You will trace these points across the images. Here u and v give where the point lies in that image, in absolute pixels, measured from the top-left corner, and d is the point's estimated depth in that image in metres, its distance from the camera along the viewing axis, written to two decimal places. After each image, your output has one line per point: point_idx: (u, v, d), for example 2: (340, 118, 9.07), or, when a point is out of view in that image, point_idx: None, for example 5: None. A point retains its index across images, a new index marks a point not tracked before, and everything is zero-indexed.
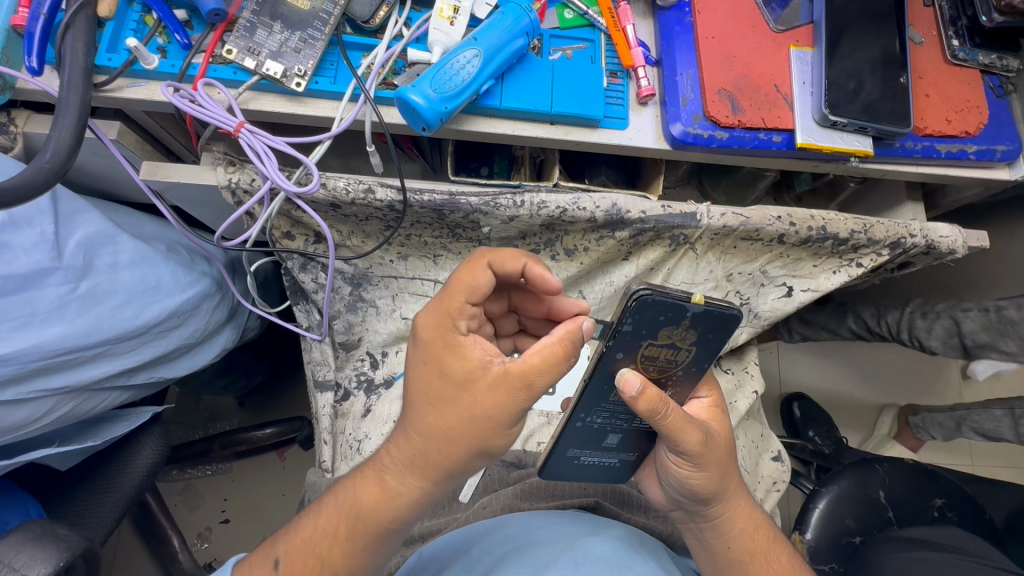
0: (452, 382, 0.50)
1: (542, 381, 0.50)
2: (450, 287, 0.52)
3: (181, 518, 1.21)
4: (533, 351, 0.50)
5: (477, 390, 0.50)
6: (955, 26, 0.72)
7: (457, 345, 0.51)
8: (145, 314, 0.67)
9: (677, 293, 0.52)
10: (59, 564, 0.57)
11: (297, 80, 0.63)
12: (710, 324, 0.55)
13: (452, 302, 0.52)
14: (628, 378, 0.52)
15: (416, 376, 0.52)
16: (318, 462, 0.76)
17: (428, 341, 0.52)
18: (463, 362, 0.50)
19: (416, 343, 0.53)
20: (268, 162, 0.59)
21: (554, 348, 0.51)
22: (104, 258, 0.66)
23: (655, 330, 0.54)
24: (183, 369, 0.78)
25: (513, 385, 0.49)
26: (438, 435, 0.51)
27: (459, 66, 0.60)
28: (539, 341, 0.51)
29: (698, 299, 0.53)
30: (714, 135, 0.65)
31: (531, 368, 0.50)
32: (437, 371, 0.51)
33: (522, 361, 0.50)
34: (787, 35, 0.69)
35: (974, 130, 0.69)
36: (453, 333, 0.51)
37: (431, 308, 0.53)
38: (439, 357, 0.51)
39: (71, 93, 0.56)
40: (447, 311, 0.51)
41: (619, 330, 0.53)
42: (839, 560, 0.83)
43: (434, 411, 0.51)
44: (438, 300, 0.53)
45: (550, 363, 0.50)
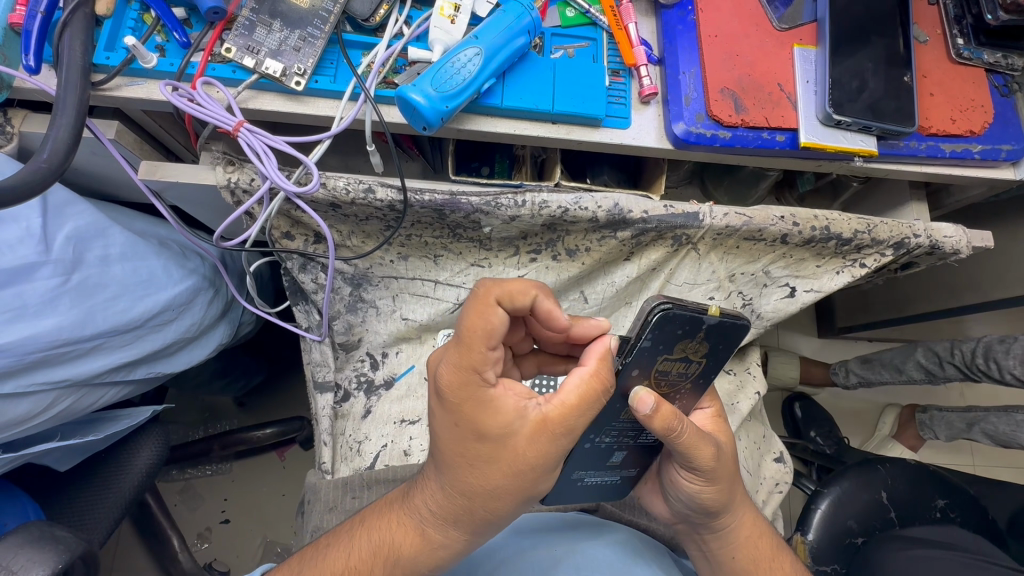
0: (489, 439, 0.48)
1: (581, 422, 0.49)
2: (463, 337, 0.46)
3: (181, 518, 1.21)
4: (569, 391, 0.49)
5: (515, 442, 0.48)
6: (960, 24, 0.71)
7: (487, 399, 0.47)
8: (138, 306, 0.67)
9: (694, 306, 0.52)
10: (57, 566, 0.57)
11: (297, 79, 0.62)
12: (726, 337, 0.55)
13: (472, 354, 0.46)
14: (643, 396, 0.50)
15: (447, 435, 0.49)
16: (318, 463, 0.76)
17: (456, 401, 0.47)
18: (496, 416, 0.48)
19: (442, 403, 0.48)
20: (268, 162, 0.59)
21: (589, 384, 0.49)
22: (95, 251, 0.65)
23: (671, 345, 0.53)
24: (183, 363, 0.77)
25: (554, 431, 0.49)
26: (478, 486, 0.50)
27: (460, 65, 0.59)
28: (574, 378, 0.50)
29: (714, 312, 0.52)
30: (717, 135, 0.65)
31: (566, 409, 0.49)
32: (471, 430, 0.48)
33: (560, 403, 0.49)
34: (791, 33, 0.69)
35: (978, 130, 0.68)
36: (482, 388, 0.47)
37: (449, 361, 0.47)
38: (471, 415, 0.47)
39: (68, 91, 0.55)
40: (470, 364, 0.46)
41: (638, 345, 0.52)
42: (841, 562, 0.83)
43: (475, 469, 0.49)
44: (455, 351, 0.47)
45: (587, 401, 0.49)
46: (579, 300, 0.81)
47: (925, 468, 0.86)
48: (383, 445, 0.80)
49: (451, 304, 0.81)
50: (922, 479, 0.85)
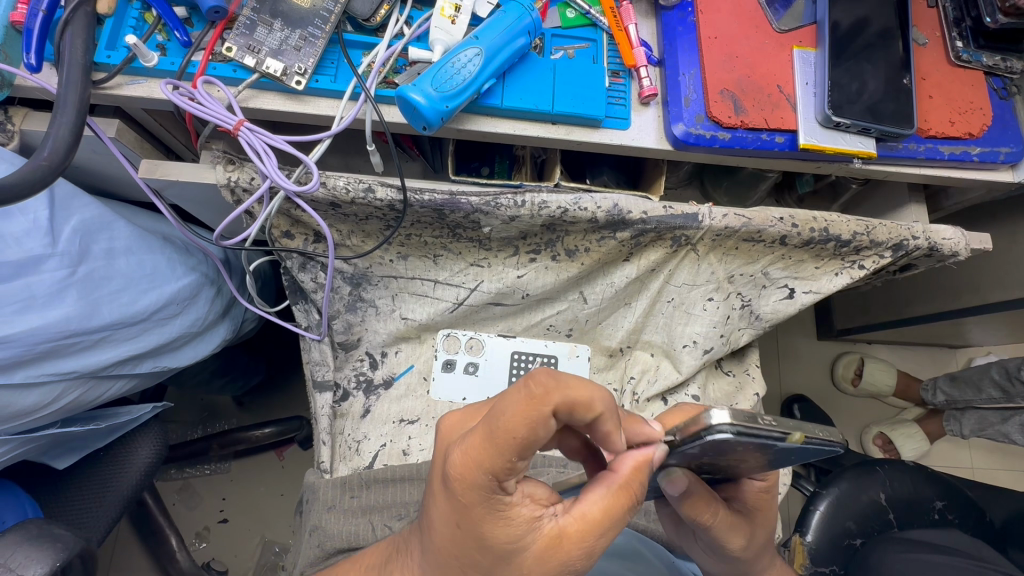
0: (492, 554, 0.45)
1: (600, 541, 0.46)
2: (497, 437, 0.41)
3: (180, 516, 1.20)
4: (594, 503, 0.46)
5: (523, 560, 0.45)
6: (959, 27, 0.71)
7: (503, 507, 0.44)
8: (143, 300, 0.67)
9: (771, 433, 0.41)
10: (55, 564, 0.57)
11: (298, 78, 0.62)
12: (801, 452, 0.46)
13: (495, 463, 0.42)
14: (676, 479, 0.53)
15: (445, 529, 0.46)
16: (317, 462, 0.76)
17: (464, 501, 0.44)
18: (507, 528, 0.45)
19: (450, 496, 0.45)
20: (268, 161, 0.59)
21: (613, 496, 0.46)
22: (101, 244, 0.66)
23: (726, 451, 0.46)
24: (187, 358, 0.77)
25: (569, 552, 0.45)
26: None
27: (460, 65, 0.59)
28: (599, 489, 0.46)
29: (796, 440, 0.42)
30: (717, 136, 0.65)
31: (589, 525, 0.45)
32: (474, 539, 0.45)
33: (579, 515, 0.45)
34: (790, 35, 0.69)
35: (977, 132, 0.68)
36: (498, 495, 0.44)
37: (470, 454, 0.43)
38: (479, 522, 0.44)
39: (69, 89, 0.55)
40: (490, 469, 0.42)
41: (683, 449, 0.46)
42: (840, 562, 0.83)
43: (468, 569, 0.46)
44: (478, 441, 0.43)
45: (612, 516, 0.46)
46: (578, 301, 0.81)
47: (922, 468, 0.87)
48: (382, 445, 0.80)
49: (450, 304, 0.81)
50: (920, 481, 0.86)
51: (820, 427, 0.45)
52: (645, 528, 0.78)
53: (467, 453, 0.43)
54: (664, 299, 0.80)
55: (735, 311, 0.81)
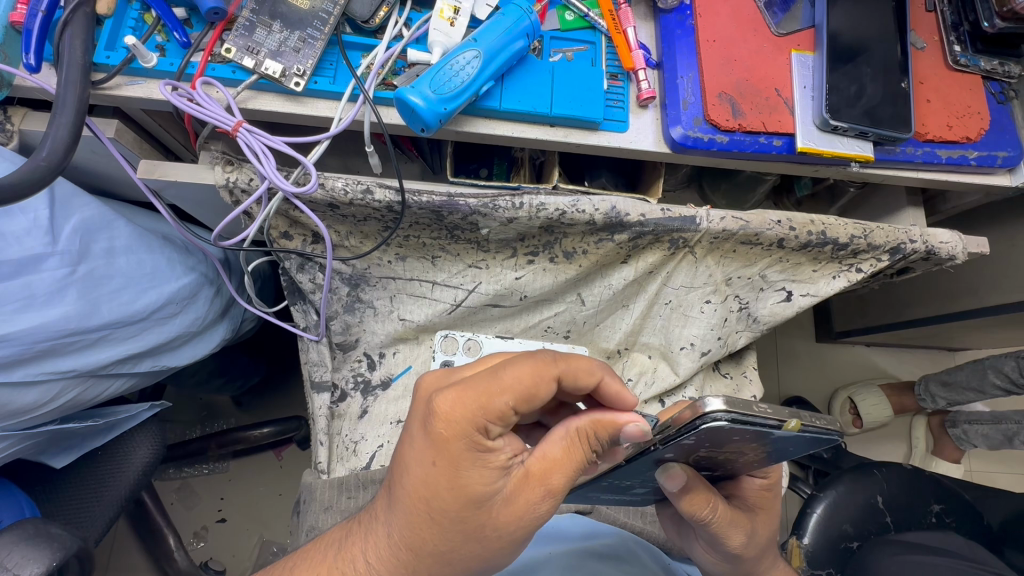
0: (465, 498, 0.45)
1: (563, 483, 0.47)
2: (501, 381, 0.45)
3: (177, 516, 1.20)
4: (554, 443, 0.47)
5: (494, 505, 0.45)
6: (957, 31, 0.71)
7: (481, 452, 0.45)
8: (143, 299, 0.68)
9: (766, 420, 0.42)
10: (52, 563, 0.57)
11: (296, 80, 0.62)
12: (797, 440, 0.47)
13: (492, 403, 0.45)
14: (675, 472, 0.53)
15: (419, 472, 0.45)
16: (314, 462, 0.77)
17: (445, 437, 0.45)
18: (482, 471, 0.45)
19: (428, 434, 0.45)
20: (266, 162, 0.59)
21: (574, 440, 0.47)
22: (101, 243, 0.66)
23: (722, 442, 0.47)
24: (186, 358, 0.77)
25: (534, 490, 0.46)
26: (430, 543, 0.46)
27: (459, 67, 0.59)
28: (560, 432, 0.48)
29: (792, 426, 0.43)
30: (714, 139, 0.65)
31: (553, 465, 0.47)
32: (449, 477, 0.44)
33: (544, 456, 0.47)
34: (789, 39, 0.69)
35: (975, 136, 0.69)
36: (480, 437, 0.45)
37: (464, 394, 0.45)
38: (457, 466, 0.45)
39: (68, 90, 0.55)
40: (483, 407, 0.45)
41: (677, 442, 0.45)
42: (836, 565, 0.83)
43: (434, 523, 0.45)
44: (480, 387, 0.45)
45: (574, 458, 0.47)
46: (576, 302, 0.81)
47: (919, 471, 0.87)
48: (380, 445, 0.80)
49: (448, 305, 0.81)
50: (917, 484, 0.86)
51: (815, 414, 0.46)
52: (642, 529, 0.79)
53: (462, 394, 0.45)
54: (662, 302, 0.80)
55: (733, 313, 0.81)
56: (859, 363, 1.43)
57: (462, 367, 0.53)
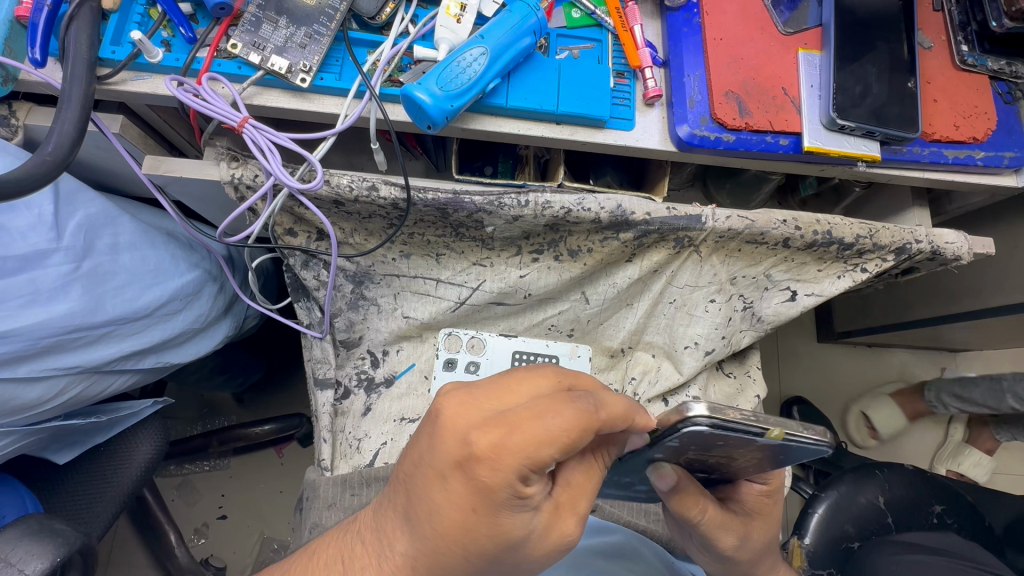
0: (502, 542, 0.44)
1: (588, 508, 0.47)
2: (551, 434, 0.41)
3: (179, 513, 1.20)
4: (576, 470, 0.47)
5: (529, 543, 0.45)
6: (965, 31, 0.71)
7: (523, 499, 0.43)
8: (146, 296, 0.68)
9: (748, 428, 0.45)
10: (56, 558, 0.57)
11: (302, 76, 0.62)
12: (789, 448, 0.48)
13: (539, 453, 0.41)
14: (665, 472, 0.56)
15: (454, 513, 0.43)
16: (317, 459, 0.77)
17: (488, 486, 0.42)
18: (519, 514, 0.44)
19: (468, 479, 0.42)
20: (272, 158, 0.59)
21: (593, 467, 0.48)
22: (105, 239, 0.66)
23: (708, 447, 0.50)
24: (189, 354, 0.77)
25: (567, 524, 0.46)
26: (462, 573, 0.45)
27: (466, 64, 0.59)
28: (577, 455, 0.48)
29: (776, 434, 0.45)
30: (721, 138, 0.65)
31: (578, 492, 0.47)
32: (489, 524, 0.43)
33: (567, 484, 0.47)
34: (796, 37, 0.69)
35: (981, 136, 0.68)
36: (524, 486, 0.42)
37: (509, 441, 0.41)
38: (494, 509, 0.43)
39: (73, 85, 0.55)
40: (530, 459, 0.41)
41: (661, 442, 0.50)
42: (837, 565, 0.83)
43: (466, 557, 0.44)
44: (527, 437, 0.41)
45: (593, 481, 0.48)
46: (580, 301, 0.81)
47: (920, 472, 0.87)
48: (383, 443, 0.80)
49: (452, 303, 0.81)
50: (918, 485, 0.86)
51: (807, 425, 0.46)
52: (645, 528, 0.78)
53: (509, 439, 0.41)
54: (666, 301, 0.80)
55: (737, 312, 0.80)
56: (861, 363, 1.43)
57: (486, 390, 0.46)
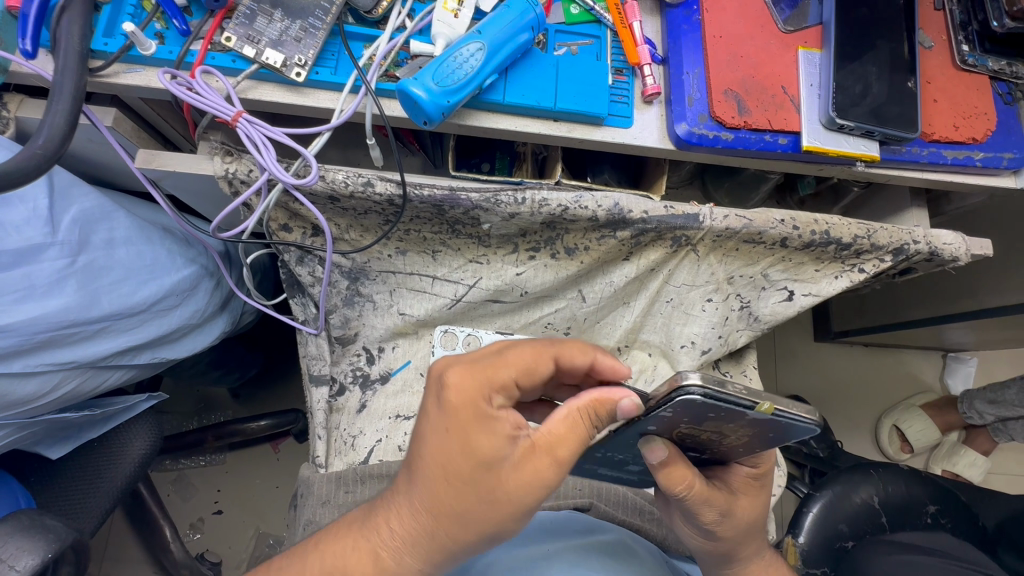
0: (475, 461, 0.47)
1: (570, 453, 0.48)
2: (507, 359, 0.50)
3: (174, 508, 1.20)
4: (557, 421, 0.48)
5: (503, 471, 0.47)
6: (966, 31, 0.71)
7: (491, 420, 0.48)
8: (142, 291, 0.67)
9: (740, 399, 0.43)
10: (48, 554, 0.57)
11: (298, 70, 0.61)
12: (774, 425, 0.47)
13: (498, 374, 0.49)
14: (656, 447, 0.54)
15: (434, 441, 0.48)
16: (312, 456, 0.76)
17: (455, 405, 0.47)
18: (490, 437, 0.47)
19: (441, 405, 0.48)
20: (266, 153, 0.58)
21: (575, 417, 0.48)
22: (101, 234, 0.65)
23: (698, 418, 0.48)
24: (186, 350, 0.76)
25: (541, 459, 0.47)
26: (449, 507, 0.47)
27: (463, 59, 0.59)
28: (560, 411, 0.49)
29: (765, 408, 0.44)
30: (720, 136, 0.64)
31: (559, 440, 0.48)
32: (461, 443, 0.47)
33: (547, 431, 0.48)
34: (796, 35, 0.68)
35: (981, 137, 0.68)
36: (488, 406, 0.48)
37: (476, 370, 0.49)
38: (463, 427, 0.47)
39: (65, 77, 0.55)
40: (489, 378, 0.49)
41: (654, 414, 0.47)
42: (831, 564, 0.83)
43: (449, 486, 0.47)
44: (489, 363, 0.50)
45: (575, 433, 0.48)
46: (576, 299, 0.81)
47: (915, 472, 0.87)
48: (378, 440, 0.80)
49: (449, 300, 0.81)
50: (912, 484, 0.86)
51: (794, 402, 0.46)
52: (640, 527, 0.78)
53: (476, 369, 0.49)
54: (663, 299, 0.80)
55: (733, 312, 0.80)
56: (858, 363, 1.43)
57: (473, 352, 0.54)
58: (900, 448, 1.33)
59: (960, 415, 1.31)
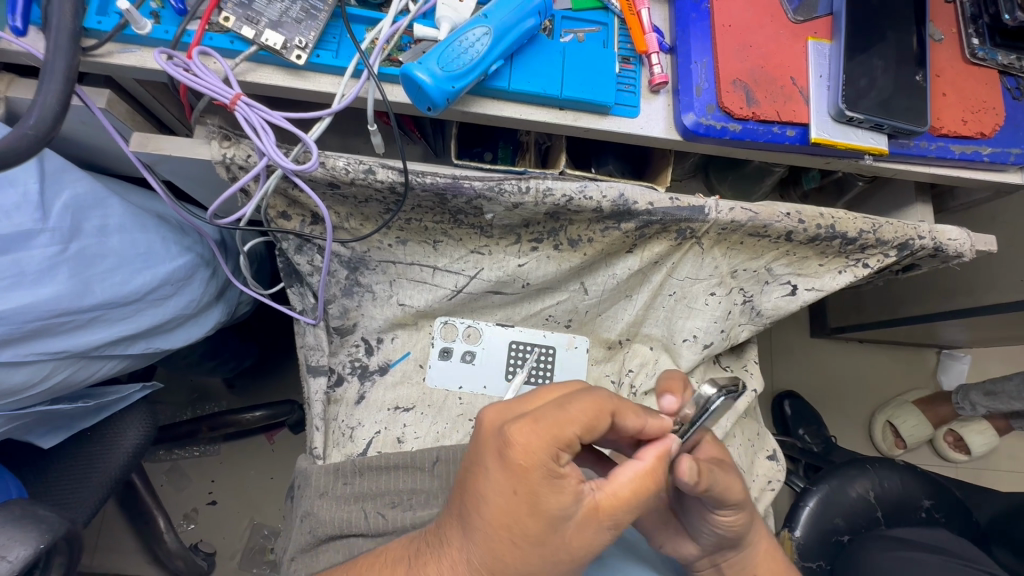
0: (544, 522, 0.45)
1: (628, 518, 0.48)
2: (571, 413, 0.46)
3: (168, 498, 1.19)
4: (622, 483, 0.47)
5: (568, 531, 0.46)
6: (976, 24, 0.70)
7: (557, 479, 0.45)
8: (137, 279, 0.66)
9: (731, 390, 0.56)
10: (40, 545, 0.56)
11: (298, 52, 0.60)
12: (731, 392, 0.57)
13: (564, 432, 0.45)
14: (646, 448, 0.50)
15: (497, 501, 0.45)
16: (310, 448, 0.75)
17: (523, 467, 0.44)
18: (558, 497, 0.45)
19: (504, 464, 0.45)
20: (265, 138, 0.57)
21: (642, 479, 0.48)
22: (94, 221, 0.63)
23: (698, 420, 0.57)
24: (181, 341, 0.75)
25: (603, 522, 0.47)
26: (512, 565, 0.46)
27: (468, 44, 0.57)
28: (627, 470, 0.48)
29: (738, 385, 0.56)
30: (727, 127, 0.63)
31: (619, 500, 0.47)
32: (529, 505, 0.44)
33: (612, 493, 0.47)
34: (806, 26, 0.67)
35: (989, 132, 0.67)
36: (556, 465, 0.45)
37: (538, 427, 0.45)
38: (533, 491, 0.44)
39: (57, 55, 0.53)
40: (555, 437, 0.45)
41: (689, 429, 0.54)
42: (827, 558, 0.84)
43: (514, 546, 0.45)
44: (552, 420, 0.45)
45: (638, 498, 0.48)
46: (579, 291, 0.80)
47: (912, 467, 0.88)
48: (376, 432, 0.79)
49: (449, 291, 0.80)
50: (909, 479, 0.86)
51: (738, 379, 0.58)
52: None
53: (540, 425, 0.45)
54: (666, 293, 0.80)
55: (736, 306, 0.80)
56: (854, 359, 1.43)
57: (523, 399, 0.51)
58: (894, 443, 1.33)
59: (952, 407, 1.31)
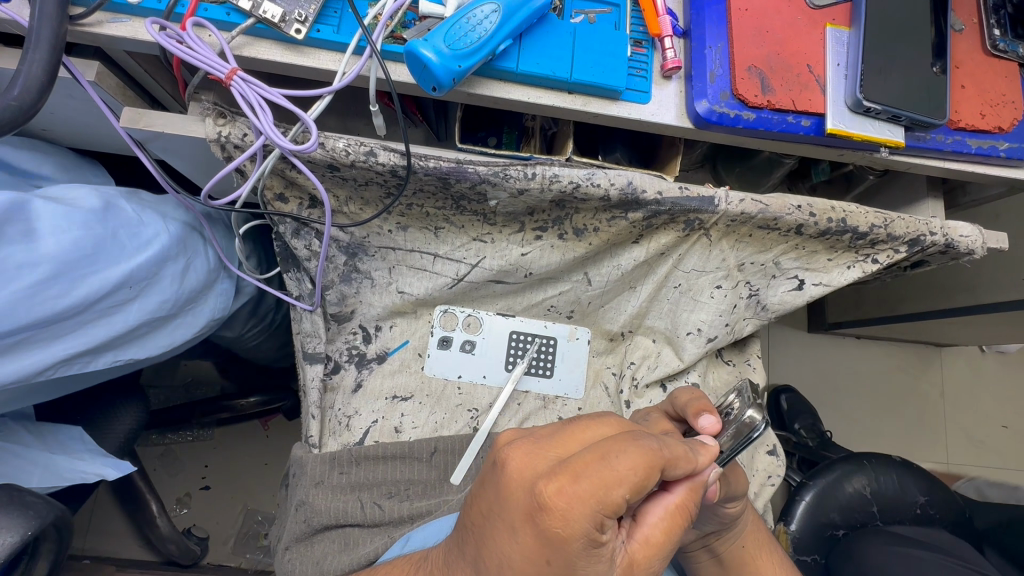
0: None
1: (661, 563, 0.47)
2: (614, 473, 0.41)
3: (160, 482, 1.18)
4: (654, 526, 0.47)
5: None
6: (998, 14, 0.68)
7: (597, 546, 0.42)
8: (79, 290, 0.59)
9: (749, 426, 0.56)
10: (27, 532, 0.54)
11: (297, 26, 0.57)
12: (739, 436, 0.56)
13: (611, 494, 0.41)
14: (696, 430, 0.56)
15: (526, 566, 0.42)
16: (305, 436, 0.73)
17: (562, 536, 0.41)
18: (595, 563, 0.42)
19: (538, 528, 0.41)
20: (263, 116, 0.54)
21: (673, 516, 0.48)
22: (13, 227, 0.56)
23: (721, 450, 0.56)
24: (157, 347, 0.70)
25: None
26: None
27: (476, 22, 0.55)
28: (656, 510, 0.48)
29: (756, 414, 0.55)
30: (741, 116, 0.62)
31: (653, 549, 0.46)
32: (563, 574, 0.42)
33: (643, 541, 0.46)
34: (824, 12, 0.65)
35: (1007, 127, 0.66)
36: (598, 533, 0.41)
37: (576, 488, 0.41)
38: (570, 560, 0.42)
39: (41, 23, 0.50)
40: (598, 505, 0.41)
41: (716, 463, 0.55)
42: (821, 552, 0.84)
43: None
44: (596, 480, 0.41)
45: (670, 540, 0.47)
46: (582, 282, 0.79)
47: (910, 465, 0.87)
48: (373, 421, 0.77)
49: (450, 280, 0.78)
50: (908, 478, 0.86)
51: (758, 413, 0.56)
52: None
53: (579, 486, 0.41)
54: (671, 285, 0.78)
55: (742, 300, 0.78)
56: (853, 355, 1.43)
57: (552, 438, 0.47)
58: None
59: None
